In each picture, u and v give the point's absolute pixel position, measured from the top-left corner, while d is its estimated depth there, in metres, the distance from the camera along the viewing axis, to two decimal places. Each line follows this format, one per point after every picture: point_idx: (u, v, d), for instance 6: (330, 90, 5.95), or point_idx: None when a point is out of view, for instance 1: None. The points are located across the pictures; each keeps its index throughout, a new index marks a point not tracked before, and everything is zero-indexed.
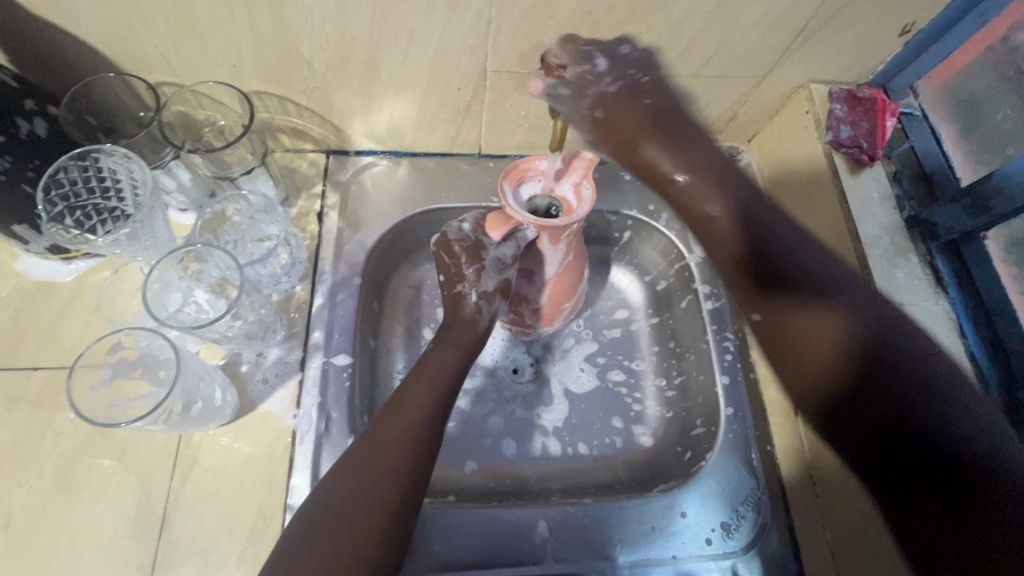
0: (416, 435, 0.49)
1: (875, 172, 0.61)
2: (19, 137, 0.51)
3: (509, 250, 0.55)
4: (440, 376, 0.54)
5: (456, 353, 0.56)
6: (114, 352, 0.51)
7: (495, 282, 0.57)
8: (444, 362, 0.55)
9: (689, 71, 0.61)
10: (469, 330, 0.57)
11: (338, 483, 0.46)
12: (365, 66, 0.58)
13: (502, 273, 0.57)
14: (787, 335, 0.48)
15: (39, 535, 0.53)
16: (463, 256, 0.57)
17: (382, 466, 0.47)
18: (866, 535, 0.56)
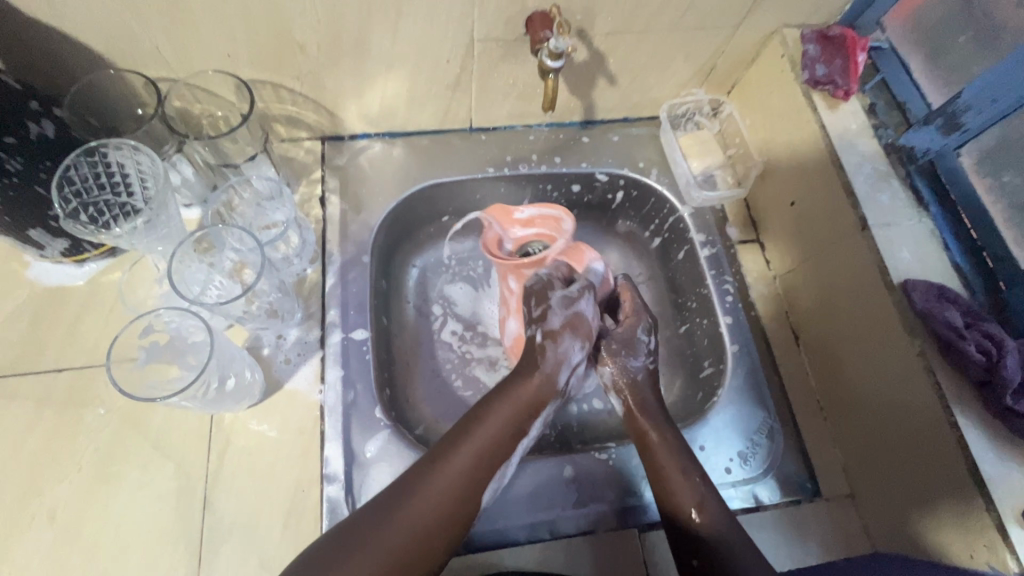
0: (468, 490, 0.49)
1: (852, 106, 0.64)
2: (29, 138, 0.51)
3: (575, 288, 0.59)
4: (492, 435, 0.51)
5: (512, 409, 0.53)
6: (145, 335, 0.52)
7: (563, 318, 0.57)
8: (490, 429, 0.51)
9: (668, 25, 0.64)
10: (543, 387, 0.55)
11: (398, 519, 0.46)
12: (356, 45, 0.60)
13: (570, 309, 0.58)
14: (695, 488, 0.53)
15: (84, 527, 0.54)
16: (533, 299, 0.60)
17: (439, 518, 0.46)
18: (873, 448, 0.59)
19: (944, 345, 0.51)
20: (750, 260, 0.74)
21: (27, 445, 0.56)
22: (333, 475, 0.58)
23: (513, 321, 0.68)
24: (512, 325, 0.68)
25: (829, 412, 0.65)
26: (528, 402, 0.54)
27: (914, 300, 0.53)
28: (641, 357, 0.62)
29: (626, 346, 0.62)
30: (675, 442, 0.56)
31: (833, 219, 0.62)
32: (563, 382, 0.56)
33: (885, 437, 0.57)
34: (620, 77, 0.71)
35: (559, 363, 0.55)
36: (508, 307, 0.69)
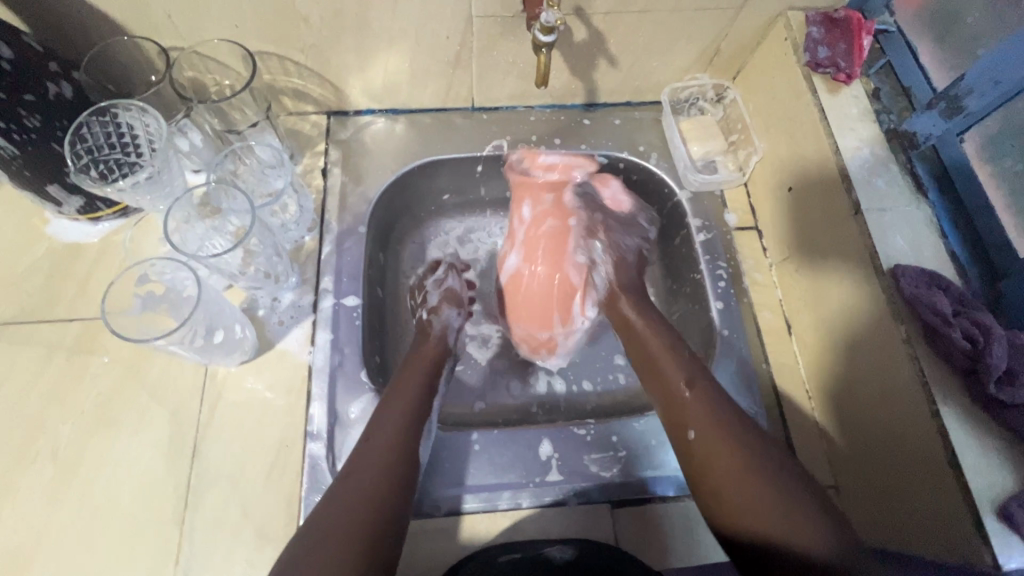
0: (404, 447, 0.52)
1: (854, 91, 0.63)
2: (48, 97, 0.55)
3: (438, 270, 0.74)
4: (412, 402, 0.56)
5: (422, 369, 0.61)
6: (143, 284, 0.56)
7: (440, 296, 0.70)
8: (406, 395, 0.57)
9: (667, 5, 0.64)
10: (430, 345, 0.64)
11: (346, 487, 0.47)
12: (358, 18, 0.61)
13: (439, 287, 0.72)
14: (707, 458, 0.50)
15: (84, 465, 0.57)
16: (415, 294, 0.73)
17: (383, 474, 0.49)
18: (859, 437, 0.57)
19: (930, 331, 0.50)
20: (746, 247, 0.73)
21: (36, 388, 0.60)
22: (316, 433, 0.60)
23: (515, 258, 0.72)
24: (513, 262, 0.73)
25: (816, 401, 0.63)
26: (431, 360, 0.63)
27: (902, 286, 0.52)
28: (633, 238, 0.76)
29: (620, 228, 0.76)
30: (710, 406, 0.53)
31: (828, 205, 0.61)
32: (453, 342, 0.67)
33: (874, 431, 0.55)
34: (621, 59, 0.71)
35: (445, 325, 0.67)
36: (511, 247, 0.73)
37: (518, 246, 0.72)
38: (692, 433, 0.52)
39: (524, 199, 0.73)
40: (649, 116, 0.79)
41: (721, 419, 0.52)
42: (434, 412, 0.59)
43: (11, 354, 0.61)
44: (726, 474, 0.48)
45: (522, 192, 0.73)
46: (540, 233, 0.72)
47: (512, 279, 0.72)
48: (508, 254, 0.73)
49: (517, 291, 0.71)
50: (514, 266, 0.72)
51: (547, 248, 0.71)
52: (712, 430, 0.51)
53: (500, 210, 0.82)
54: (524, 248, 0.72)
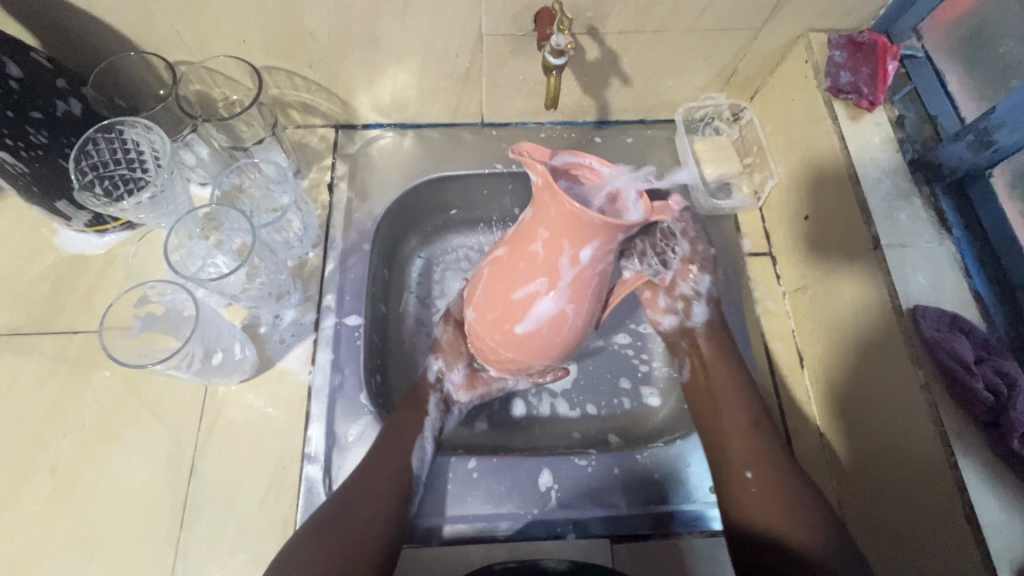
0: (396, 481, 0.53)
1: (877, 118, 0.60)
2: (56, 115, 0.55)
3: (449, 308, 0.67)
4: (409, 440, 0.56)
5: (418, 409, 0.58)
6: (141, 305, 0.56)
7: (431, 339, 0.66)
8: (400, 431, 0.56)
9: (683, 26, 0.62)
10: (419, 390, 0.61)
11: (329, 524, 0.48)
12: (366, 36, 0.60)
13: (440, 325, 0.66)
14: (754, 494, 0.53)
15: (82, 479, 0.57)
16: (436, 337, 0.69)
17: (370, 521, 0.49)
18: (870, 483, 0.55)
19: (949, 379, 0.48)
20: (759, 273, 0.70)
21: (39, 399, 0.60)
22: (314, 456, 0.59)
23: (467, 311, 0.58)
24: (522, 326, 0.52)
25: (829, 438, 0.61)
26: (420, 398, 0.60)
27: (922, 328, 0.50)
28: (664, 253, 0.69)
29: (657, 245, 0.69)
30: (765, 446, 0.55)
31: (847, 236, 0.59)
32: (434, 380, 0.62)
33: (885, 472, 0.53)
34: (635, 77, 0.69)
35: (424, 367, 0.63)
36: (479, 299, 0.55)
37: (480, 301, 0.55)
38: (749, 474, 0.54)
39: (538, 227, 0.48)
40: (662, 135, 0.77)
41: (774, 460, 0.54)
42: (428, 435, 0.57)
43: (14, 366, 0.61)
44: (768, 508, 0.51)
45: (572, 224, 0.46)
46: (595, 278, 0.50)
47: (509, 347, 0.55)
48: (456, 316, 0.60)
49: (530, 343, 0.53)
50: (535, 323, 0.52)
51: (592, 291, 0.51)
52: (768, 469, 0.54)
53: (508, 226, 0.80)
54: (480, 313, 0.55)
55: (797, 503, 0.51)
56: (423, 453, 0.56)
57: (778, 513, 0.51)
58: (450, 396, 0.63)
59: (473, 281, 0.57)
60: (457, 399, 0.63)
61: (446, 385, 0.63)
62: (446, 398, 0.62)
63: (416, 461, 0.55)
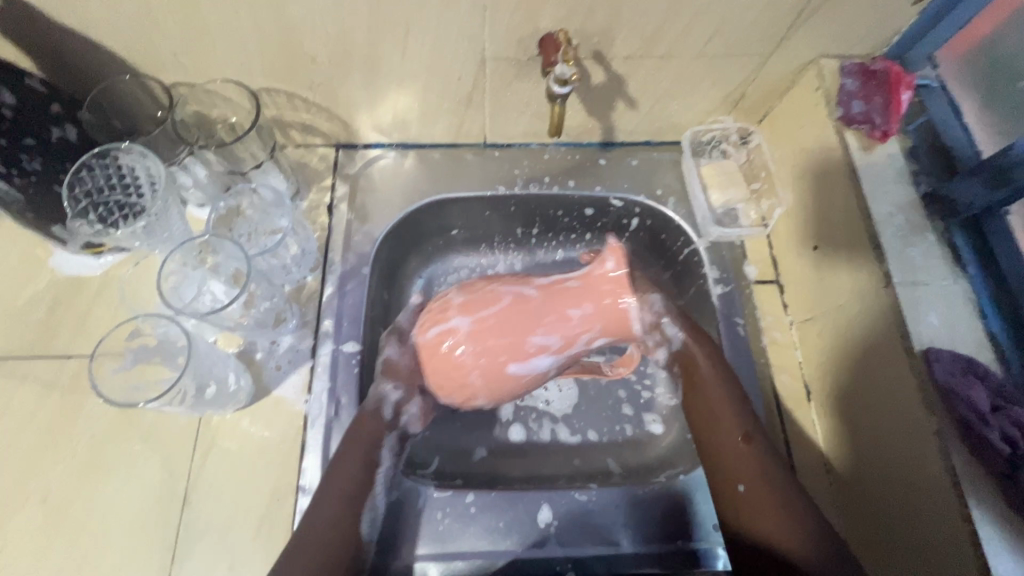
0: (346, 532, 0.52)
1: (890, 149, 0.59)
2: (51, 142, 0.55)
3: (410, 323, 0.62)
4: (353, 480, 0.53)
5: (362, 453, 0.54)
6: (134, 338, 0.55)
7: (381, 365, 0.59)
8: (342, 480, 0.53)
9: (692, 51, 0.60)
10: (374, 424, 0.56)
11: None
12: (367, 59, 0.59)
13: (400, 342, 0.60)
14: (754, 514, 0.52)
15: (73, 510, 0.56)
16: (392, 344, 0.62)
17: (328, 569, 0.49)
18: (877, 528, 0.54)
19: (964, 427, 0.48)
20: (766, 302, 0.69)
21: (31, 427, 0.59)
22: (308, 488, 0.58)
23: (454, 321, 0.54)
24: (515, 367, 0.54)
25: (835, 474, 0.59)
26: (371, 442, 0.55)
27: (934, 371, 0.49)
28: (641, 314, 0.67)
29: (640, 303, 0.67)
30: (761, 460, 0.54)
31: (858, 270, 0.57)
32: (389, 416, 0.57)
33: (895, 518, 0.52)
34: (641, 101, 0.68)
35: (378, 400, 0.57)
36: (479, 317, 0.53)
37: (478, 319, 0.54)
38: (743, 488, 0.53)
39: (585, 300, 0.54)
40: (669, 157, 0.75)
41: (763, 472, 0.53)
42: (377, 492, 0.55)
43: (7, 392, 0.60)
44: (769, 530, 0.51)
45: (615, 318, 0.55)
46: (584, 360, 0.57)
47: (482, 377, 0.54)
48: (433, 321, 0.56)
49: (501, 384, 0.55)
50: (529, 368, 0.54)
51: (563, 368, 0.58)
52: (762, 485, 0.53)
53: (509, 246, 0.79)
54: (478, 331, 0.53)
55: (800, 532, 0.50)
56: (373, 513, 0.55)
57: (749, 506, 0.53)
58: (405, 431, 0.59)
59: (472, 295, 0.55)
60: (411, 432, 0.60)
61: (403, 420, 0.58)
62: (402, 434, 0.59)
63: (365, 526, 0.53)
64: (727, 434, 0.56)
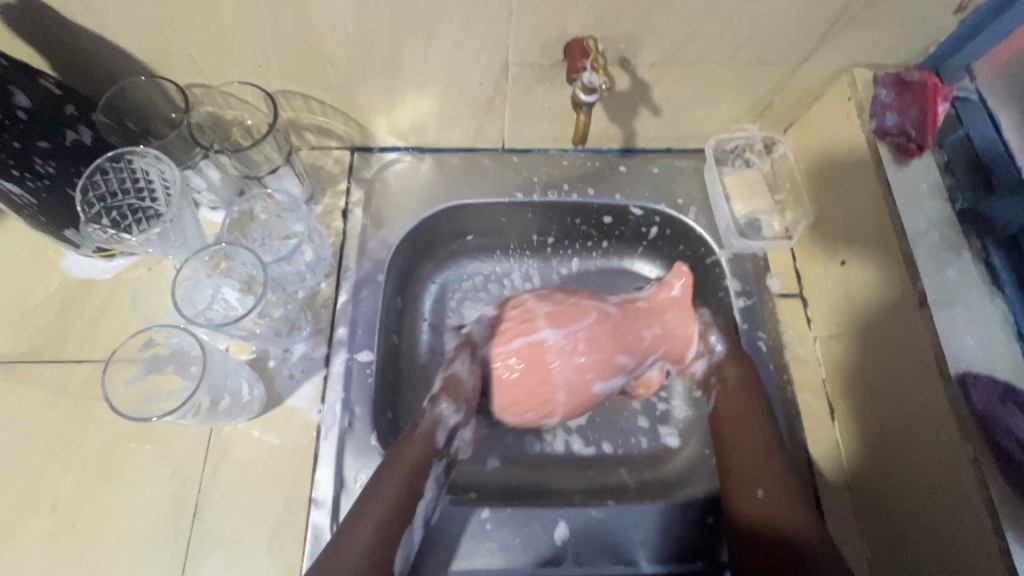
0: (377, 567, 0.47)
1: (924, 162, 0.58)
2: (65, 144, 0.54)
3: (478, 331, 0.60)
4: (393, 504, 0.50)
5: (404, 478, 0.51)
6: (147, 348, 0.55)
7: (443, 382, 0.57)
8: (369, 514, 0.49)
9: (721, 59, 0.59)
10: (418, 447, 0.53)
11: None
12: (387, 62, 0.58)
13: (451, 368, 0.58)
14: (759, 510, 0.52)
15: (83, 519, 0.56)
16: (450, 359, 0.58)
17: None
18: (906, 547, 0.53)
19: (1003, 457, 0.46)
20: (790, 316, 0.67)
21: (41, 433, 0.58)
22: (321, 500, 0.57)
23: (543, 330, 0.57)
24: (600, 386, 0.58)
25: (858, 496, 0.58)
26: (415, 470, 0.52)
27: (972, 399, 0.48)
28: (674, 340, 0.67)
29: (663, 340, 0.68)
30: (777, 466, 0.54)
31: (889, 289, 0.56)
32: (444, 443, 0.55)
33: (926, 538, 0.51)
34: (665, 108, 0.66)
35: (435, 422, 0.55)
36: (550, 335, 0.56)
37: (569, 332, 0.57)
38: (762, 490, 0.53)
39: (653, 321, 0.61)
40: (690, 165, 0.73)
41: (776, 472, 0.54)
42: (416, 525, 0.52)
43: (17, 397, 0.59)
44: (777, 518, 0.51)
45: (677, 341, 0.62)
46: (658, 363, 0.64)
47: (566, 392, 0.57)
48: (515, 332, 0.58)
49: (583, 402, 0.58)
50: (607, 387, 0.59)
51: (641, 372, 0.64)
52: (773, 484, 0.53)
53: (525, 253, 0.77)
54: (568, 344, 0.56)
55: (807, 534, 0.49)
56: (409, 549, 0.50)
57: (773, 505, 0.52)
58: (455, 456, 0.58)
59: (543, 295, 0.60)
60: (458, 456, 0.60)
61: (454, 446, 0.57)
62: (449, 461, 0.57)
63: (399, 560, 0.49)
64: (751, 441, 0.56)
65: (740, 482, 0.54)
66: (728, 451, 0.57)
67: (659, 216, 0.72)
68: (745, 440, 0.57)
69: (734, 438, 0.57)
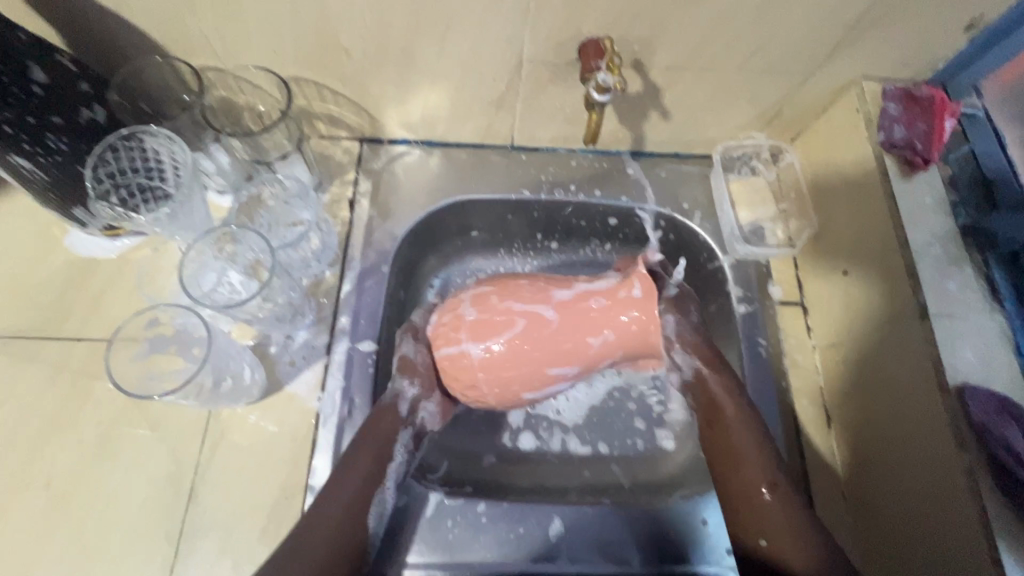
0: (349, 527, 0.51)
1: (929, 176, 0.58)
2: (80, 122, 0.54)
3: (411, 347, 0.59)
4: (367, 474, 0.53)
5: (373, 453, 0.53)
6: (151, 327, 0.55)
7: (399, 362, 0.58)
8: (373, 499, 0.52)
9: (733, 66, 0.59)
10: (387, 418, 0.55)
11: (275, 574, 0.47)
12: (402, 54, 0.58)
13: (405, 372, 0.58)
14: (756, 521, 0.52)
15: (76, 498, 0.55)
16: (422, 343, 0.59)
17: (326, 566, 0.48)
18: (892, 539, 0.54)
19: (998, 467, 0.47)
20: (791, 324, 0.67)
21: (38, 410, 0.58)
22: (318, 488, 0.57)
23: (466, 344, 0.57)
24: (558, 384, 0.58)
25: (852, 491, 0.59)
26: (384, 441, 0.54)
27: (970, 409, 0.49)
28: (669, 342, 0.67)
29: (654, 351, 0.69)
30: (766, 471, 0.54)
31: (892, 300, 0.56)
32: (406, 412, 0.56)
33: (915, 534, 0.52)
34: (674, 112, 0.66)
35: (395, 395, 0.56)
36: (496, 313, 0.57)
37: (572, 311, 0.58)
38: (769, 492, 0.53)
39: (606, 323, 0.58)
40: (697, 170, 0.74)
41: (771, 485, 0.53)
42: (387, 487, 0.54)
43: (16, 373, 0.59)
44: (777, 530, 0.51)
45: (636, 340, 0.59)
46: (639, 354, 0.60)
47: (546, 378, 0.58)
48: (445, 338, 0.58)
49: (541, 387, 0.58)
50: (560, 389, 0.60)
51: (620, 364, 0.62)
52: (768, 498, 0.53)
53: (528, 253, 0.77)
54: (576, 320, 0.57)
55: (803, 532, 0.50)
56: (382, 508, 0.54)
57: (777, 519, 0.51)
58: (423, 426, 0.58)
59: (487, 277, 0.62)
60: (429, 429, 0.60)
61: (420, 416, 0.58)
62: (418, 429, 0.58)
63: (373, 518, 0.53)
64: (745, 454, 0.55)
65: (741, 497, 0.53)
66: (722, 451, 0.56)
67: (665, 220, 0.72)
68: (739, 444, 0.55)
69: (733, 438, 0.56)
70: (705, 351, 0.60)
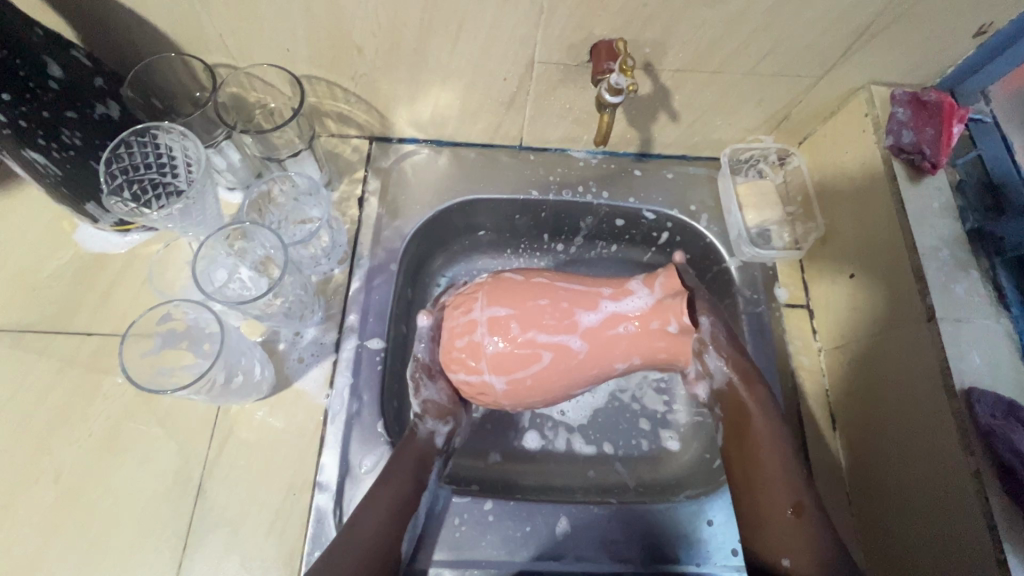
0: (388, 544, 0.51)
1: (937, 180, 0.59)
2: (93, 117, 0.54)
3: (429, 387, 0.57)
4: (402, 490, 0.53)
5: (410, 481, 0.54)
6: (165, 322, 0.55)
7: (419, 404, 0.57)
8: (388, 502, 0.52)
9: (744, 69, 0.59)
10: (424, 450, 0.56)
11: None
12: (414, 53, 0.58)
13: (430, 413, 0.57)
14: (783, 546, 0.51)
15: (85, 492, 0.55)
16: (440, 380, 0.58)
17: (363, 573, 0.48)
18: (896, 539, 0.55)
19: (1003, 469, 0.48)
20: (797, 327, 0.67)
21: (46, 404, 0.58)
22: (326, 484, 0.57)
23: (487, 375, 0.53)
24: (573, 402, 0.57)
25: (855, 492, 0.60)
26: (420, 463, 0.55)
27: (976, 413, 0.49)
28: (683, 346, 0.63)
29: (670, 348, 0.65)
30: (797, 494, 0.53)
31: (898, 304, 0.57)
32: (442, 444, 0.58)
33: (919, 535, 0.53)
34: (683, 115, 0.67)
35: (429, 432, 0.57)
36: (515, 344, 0.52)
37: (600, 340, 0.53)
38: (793, 513, 0.52)
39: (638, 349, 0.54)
40: (704, 173, 0.74)
41: (799, 511, 0.52)
42: (420, 513, 0.55)
43: (24, 366, 0.59)
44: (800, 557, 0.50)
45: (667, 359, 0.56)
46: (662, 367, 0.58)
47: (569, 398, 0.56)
48: (460, 365, 0.54)
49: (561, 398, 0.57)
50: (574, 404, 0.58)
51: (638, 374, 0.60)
52: (796, 523, 0.51)
53: (535, 253, 0.77)
54: (604, 350, 0.54)
55: (822, 549, 0.50)
56: (416, 532, 0.54)
57: (803, 544, 0.50)
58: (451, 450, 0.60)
59: (497, 287, 0.55)
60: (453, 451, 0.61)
61: (454, 442, 0.60)
62: (449, 455, 0.60)
63: (407, 542, 0.53)
64: (778, 475, 0.54)
65: (770, 521, 0.52)
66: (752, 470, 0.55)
67: (671, 221, 0.73)
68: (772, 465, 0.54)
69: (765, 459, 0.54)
70: (744, 372, 0.57)
